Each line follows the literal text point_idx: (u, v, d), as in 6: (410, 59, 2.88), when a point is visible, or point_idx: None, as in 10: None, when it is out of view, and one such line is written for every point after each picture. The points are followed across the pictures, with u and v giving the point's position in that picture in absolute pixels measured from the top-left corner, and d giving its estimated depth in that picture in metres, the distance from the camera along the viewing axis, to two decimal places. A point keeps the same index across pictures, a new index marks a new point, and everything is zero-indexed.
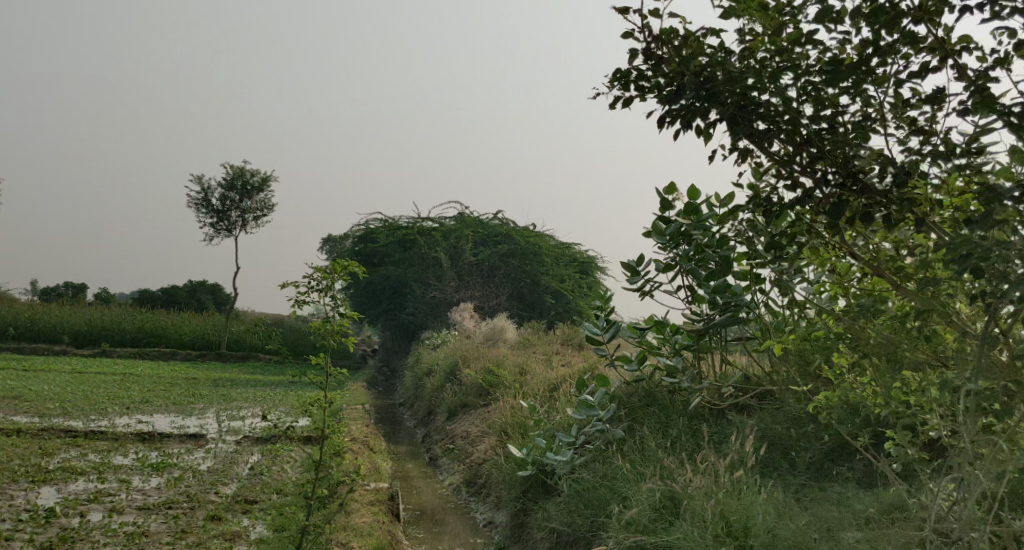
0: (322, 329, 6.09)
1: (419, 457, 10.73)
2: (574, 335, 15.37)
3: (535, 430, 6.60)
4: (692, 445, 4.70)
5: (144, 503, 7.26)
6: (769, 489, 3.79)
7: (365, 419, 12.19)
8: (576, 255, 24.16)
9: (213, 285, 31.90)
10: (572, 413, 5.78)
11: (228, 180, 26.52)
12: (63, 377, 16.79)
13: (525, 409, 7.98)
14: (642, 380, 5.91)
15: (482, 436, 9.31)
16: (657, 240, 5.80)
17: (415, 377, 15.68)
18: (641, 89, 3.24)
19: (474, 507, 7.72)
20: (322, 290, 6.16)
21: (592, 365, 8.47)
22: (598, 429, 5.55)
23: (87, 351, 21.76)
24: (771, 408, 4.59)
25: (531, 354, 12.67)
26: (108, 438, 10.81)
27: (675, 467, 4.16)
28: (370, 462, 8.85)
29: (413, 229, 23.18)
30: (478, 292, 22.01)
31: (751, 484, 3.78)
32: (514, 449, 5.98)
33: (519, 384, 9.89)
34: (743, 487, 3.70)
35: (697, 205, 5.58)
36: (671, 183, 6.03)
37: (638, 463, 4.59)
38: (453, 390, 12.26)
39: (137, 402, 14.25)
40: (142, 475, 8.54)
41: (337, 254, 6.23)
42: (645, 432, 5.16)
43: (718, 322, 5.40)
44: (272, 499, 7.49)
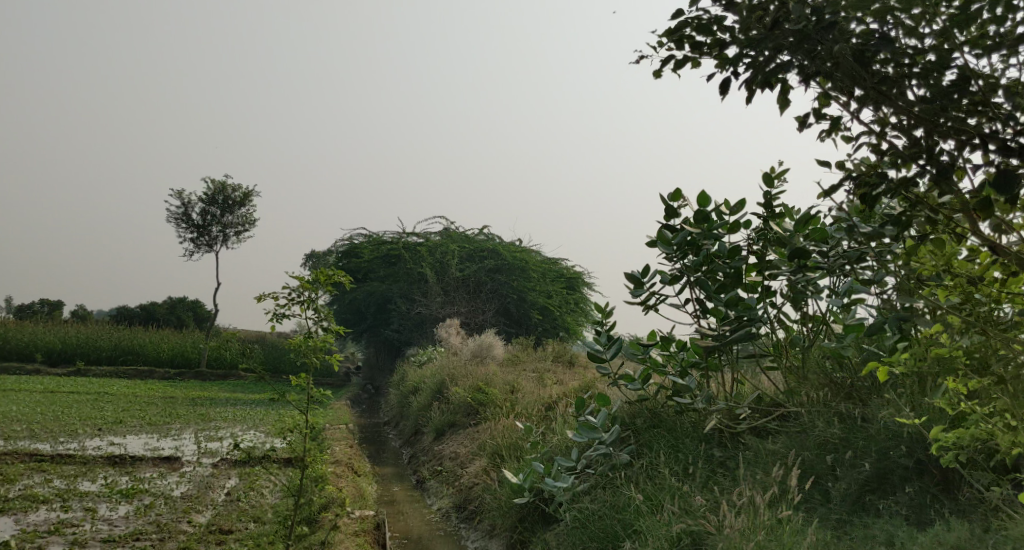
0: (302, 345, 5.67)
1: (406, 480, 10.27)
2: (564, 351, 14.98)
3: (531, 454, 6.15)
4: (709, 474, 4.25)
5: (110, 534, 6.79)
6: (808, 527, 3.34)
7: (349, 440, 11.74)
8: (564, 270, 23.76)
9: (194, 302, 31.38)
10: (572, 436, 5.34)
11: (210, 194, 25.99)
12: (34, 397, 16.25)
13: (518, 431, 7.54)
14: (646, 399, 5.47)
15: (471, 458, 8.87)
16: (663, 250, 5.37)
17: (401, 395, 15.21)
18: (697, 50, 2.91)
19: (464, 535, 7.26)
20: (304, 303, 5.76)
21: (589, 383, 8.04)
22: (601, 453, 5.11)
23: (61, 369, 21.15)
24: (796, 430, 4.14)
25: (521, 372, 12.25)
26: (77, 462, 10.31)
27: (697, 501, 3.72)
28: (353, 486, 8.38)
29: (398, 244, 22.78)
30: (464, 307, 21.56)
31: (784, 522, 3.34)
32: (509, 476, 5.54)
33: (510, 403, 9.45)
34: (778, 525, 3.26)
35: (707, 213, 5.19)
36: (677, 189, 5.66)
37: (650, 494, 4.15)
38: (440, 409, 11.82)
39: (110, 423, 13.72)
40: (110, 502, 8.05)
41: (321, 263, 5.85)
42: (654, 459, 4.72)
43: (731, 336, 4.95)
44: (249, 529, 7.01)
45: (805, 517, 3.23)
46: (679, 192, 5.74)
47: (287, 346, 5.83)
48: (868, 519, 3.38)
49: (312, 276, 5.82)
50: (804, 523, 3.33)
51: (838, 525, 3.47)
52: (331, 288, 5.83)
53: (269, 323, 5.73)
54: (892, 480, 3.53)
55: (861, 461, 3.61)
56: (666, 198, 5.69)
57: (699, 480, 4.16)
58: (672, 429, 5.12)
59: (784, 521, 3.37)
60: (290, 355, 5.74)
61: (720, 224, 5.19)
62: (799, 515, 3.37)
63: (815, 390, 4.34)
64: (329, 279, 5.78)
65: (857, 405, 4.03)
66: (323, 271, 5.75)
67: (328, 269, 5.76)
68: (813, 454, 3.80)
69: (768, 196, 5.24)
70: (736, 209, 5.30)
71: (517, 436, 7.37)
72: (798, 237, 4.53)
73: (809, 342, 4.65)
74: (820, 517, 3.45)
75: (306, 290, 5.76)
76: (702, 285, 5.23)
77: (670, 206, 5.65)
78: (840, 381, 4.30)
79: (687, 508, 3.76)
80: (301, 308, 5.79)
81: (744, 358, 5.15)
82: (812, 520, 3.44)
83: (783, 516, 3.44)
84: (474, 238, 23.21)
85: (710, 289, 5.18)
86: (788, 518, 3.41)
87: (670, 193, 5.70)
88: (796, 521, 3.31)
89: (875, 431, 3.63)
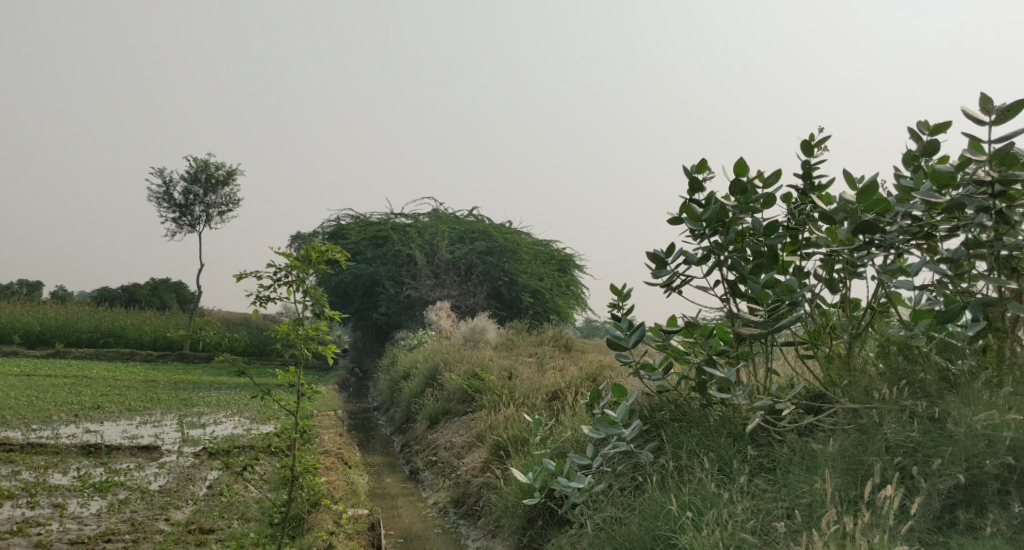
0: (290, 334, 5.13)
1: (398, 471, 9.77)
2: (560, 335, 14.48)
3: (540, 450, 5.63)
4: (754, 476, 3.76)
5: (79, 535, 6.24)
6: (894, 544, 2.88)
7: (338, 427, 11.22)
8: (556, 252, 23.19)
9: (178, 283, 30.67)
10: (588, 431, 4.74)
11: (192, 173, 25.25)
12: (8, 381, 15.67)
13: (522, 421, 7.05)
14: (667, 390, 4.95)
15: (471, 448, 8.40)
16: (691, 227, 4.62)
17: (391, 380, 14.68)
18: None
19: (465, 532, 6.78)
20: (292, 284, 5.25)
21: (596, 370, 7.54)
22: (621, 451, 4.50)
23: (39, 352, 20.48)
24: (858, 428, 3.65)
25: (518, 357, 11.75)
26: (49, 452, 9.79)
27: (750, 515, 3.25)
28: (344, 480, 7.85)
29: (386, 226, 22.27)
30: (454, 291, 21.02)
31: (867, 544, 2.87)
32: (517, 474, 4.98)
33: (508, 390, 8.96)
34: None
35: (744, 185, 4.45)
36: (702, 159, 4.95)
37: (691, 496, 3.66)
38: (433, 395, 11.31)
39: (87, 409, 13.13)
40: (82, 498, 7.54)
41: (312, 238, 5.33)
42: (686, 457, 4.22)
43: (770, 329, 4.38)
44: (231, 527, 6.46)
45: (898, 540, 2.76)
46: (706, 161, 5.01)
47: (272, 334, 5.29)
48: (962, 541, 2.92)
49: (301, 252, 5.30)
50: (891, 544, 2.87)
51: (925, 547, 3.01)
52: (324, 266, 5.32)
53: (252, 307, 5.21)
54: (989, 493, 3.08)
55: (954, 470, 3.14)
56: (691, 169, 4.97)
57: (744, 485, 3.67)
58: (698, 423, 4.59)
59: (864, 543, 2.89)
60: (276, 345, 5.21)
61: (759, 196, 4.47)
62: (885, 537, 2.90)
63: (872, 382, 3.87)
64: (322, 256, 5.26)
65: (933, 403, 3.56)
66: (313, 246, 5.23)
67: (319, 245, 5.24)
68: (884, 459, 3.32)
69: (807, 165, 4.46)
70: (771, 181, 4.53)
71: (521, 430, 6.83)
72: (863, 210, 3.91)
73: (853, 324, 4.15)
74: (906, 529, 3.03)
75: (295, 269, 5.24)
76: (735, 267, 4.51)
77: (694, 177, 4.92)
78: (906, 374, 3.82)
79: (743, 523, 3.26)
80: (290, 288, 5.27)
81: (777, 345, 4.61)
82: (896, 535, 2.98)
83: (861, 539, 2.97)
84: (464, 220, 22.65)
85: (746, 271, 4.48)
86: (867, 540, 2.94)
87: (694, 164, 4.99)
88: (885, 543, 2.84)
89: (961, 437, 3.18)
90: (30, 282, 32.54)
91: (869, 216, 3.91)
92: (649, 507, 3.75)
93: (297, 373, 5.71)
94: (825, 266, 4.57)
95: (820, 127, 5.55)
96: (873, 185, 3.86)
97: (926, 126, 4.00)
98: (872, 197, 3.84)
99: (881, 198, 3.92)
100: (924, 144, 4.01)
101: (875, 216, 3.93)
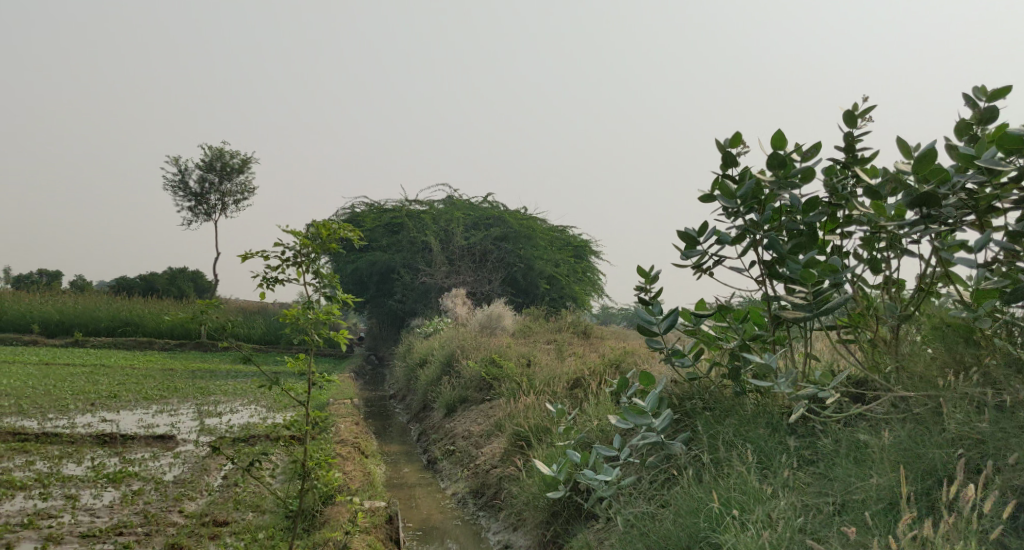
0: (299, 318, 4.92)
1: (415, 459, 9.60)
2: (577, 321, 14.25)
3: (563, 440, 5.41)
4: (799, 468, 3.54)
5: (91, 528, 6.09)
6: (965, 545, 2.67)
7: (353, 415, 11.05)
8: (572, 238, 22.91)
9: (194, 272, 30.58)
10: (615, 420, 4.48)
11: (207, 161, 25.12)
12: (26, 369, 15.64)
13: (543, 410, 6.84)
14: (697, 377, 4.70)
15: (490, 437, 8.21)
16: (725, 204, 4.36)
17: (406, 367, 14.50)
18: None
19: (485, 524, 6.59)
20: (302, 264, 5.05)
21: (617, 356, 7.31)
22: (650, 442, 4.24)
23: (58, 341, 20.48)
24: (912, 417, 3.42)
25: (536, 344, 11.55)
26: (64, 442, 9.68)
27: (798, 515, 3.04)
28: (361, 469, 7.66)
29: (401, 212, 22.05)
30: (470, 277, 20.82)
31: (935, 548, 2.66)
32: (540, 466, 4.77)
33: (526, 378, 8.74)
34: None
35: (783, 158, 4.18)
36: (737, 133, 4.68)
37: (730, 489, 3.45)
38: (450, 383, 11.13)
39: (104, 398, 13.04)
40: (95, 489, 7.39)
41: (322, 216, 5.12)
42: (723, 449, 4.00)
43: (812, 312, 4.10)
44: (246, 520, 6.29)
45: (974, 542, 2.55)
46: (740, 134, 4.74)
47: (283, 319, 5.09)
48: None
49: (312, 232, 5.10)
50: (962, 545, 2.65)
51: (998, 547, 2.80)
52: (336, 245, 5.11)
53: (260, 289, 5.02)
54: None
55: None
56: (724, 142, 4.71)
57: (789, 478, 3.45)
58: (732, 412, 4.36)
59: (933, 546, 2.69)
60: (286, 330, 5.00)
61: (799, 170, 4.20)
62: (954, 540, 2.69)
63: (927, 367, 3.64)
64: (332, 236, 5.05)
65: (997, 391, 3.32)
66: (323, 225, 5.02)
67: (329, 223, 5.03)
68: (947, 452, 3.10)
69: (850, 136, 4.19)
70: (810, 154, 4.26)
71: (543, 420, 6.60)
72: (924, 181, 3.69)
73: (901, 306, 3.91)
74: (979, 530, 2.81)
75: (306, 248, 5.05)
76: (772, 246, 4.25)
77: (728, 152, 4.64)
78: (966, 360, 3.57)
79: (793, 522, 3.05)
80: (299, 268, 5.08)
81: (816, 329, 4.36)
82: (966, 536, 2.76)
83: (926, 542, 2.76)
84: (479, 206, 22.40)
85: (784, 250, 4.22)
86: (932, 544, 2.73)
87: (728, 137, 4.72)
88: (956, 544, 2.63)
89: None
90: (49, 271, 32.64)
91: (928, 187, 3.70)
92: (685, 503, 3.54)
93: (308, 360, 5.47)
94: (867, 245, 4.32)
95: (862, 99, 5.24)
96: (932, 152, 3.63)
97: (981, 92, 3.81)
98: (930, 164, 3.61)
99: (938, 166, 3.71)
100: (979, 111, 3.81)
101: (932, 187, 3.72)
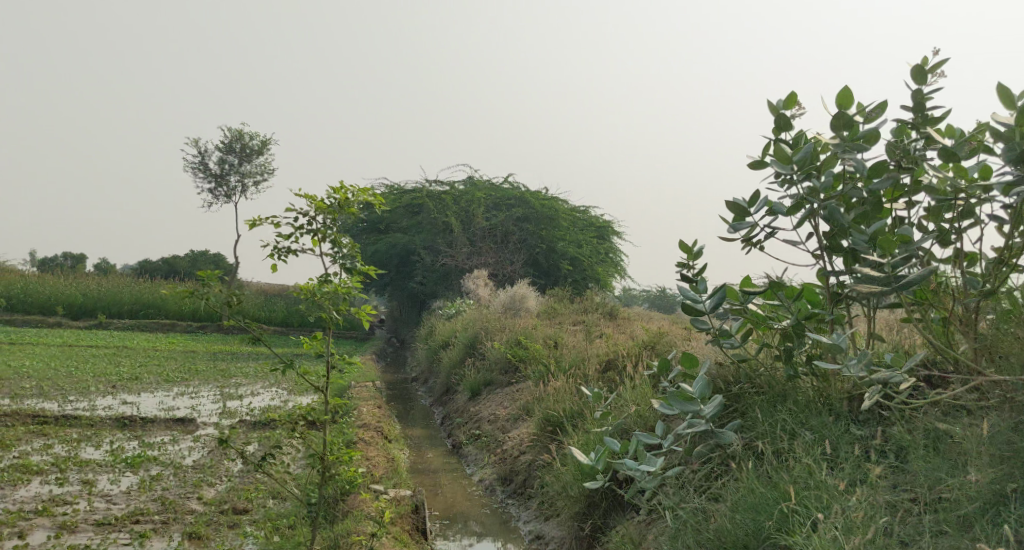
0: (316, 292, 4.62)
1: (438, 443, 9.36)
2: (602, 302, 13.92)
3: (599, 426, 5.11)
4: (870, 462, 3.24)
5: (107, 515, 5.88)
6: None
7: (375, 398, 10.81)
8: (594, 219, 22.51)
9: (215, 254, 30.42)
10: (660, 406, 4.15)
11: (226, 143, 24.92)
12: (48, 351, 15.55)
13: (573, 394, 6.54)
14: (744, 360, 4.37)
15: (517, 421, 7.94)
16: (781, 170, 4.01)
17: (429, 349, 14.22)
18: None
19: (514, 512, 6.31)
20: (319, 234, 4.79)
21: (650, 337, 7.00)
22: (698, 431, 3.91)
23: (81, 323, 20.42)
24: (1001, 410, 3.11)
25: (561, 325, 11.24)
26: (83, 425, 9.51)
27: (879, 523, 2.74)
28: (384, 455, 7.40)
29: (422, 193, 21.74)
30: (492, 259, 20.50)
31: None
32: (577, 455, 4.46)
33: (554, 360, 8.44)
34: None
35: (847, 119, 3.81)
36: (792, 94, 4.32)
37: (794, 484, 3.15)
38: (474, 365, 10.86)
39: (125, 379, 12.89)
40: (113, 474, 7.19)
41: (340, 181, 4.93)
42: (779, 437, 3.69)
43: (880, 284, 3.63)
44: (267, 507, 6.05)
45: None
46: (794, 97, 4.39)
47: (299, 295, 4.79)
48: None
49: (329, 197, 4.86)
50: None
51: None
52: (355, 212, 4.87)
53: (275, 259, 4.78)
54: None
55: None
56: (777, 106, 4.36)
57: (860, 473, 3.16)
58: (786, 397, 4.04)
59: None
60: (301, 306, 4.70)
61: (865, 133, 3.83)
62: None
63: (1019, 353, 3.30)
64: (351, 200, 4.83)
65: None
66: (341, 188, 4.81)
67: (347, 187, 4.82)
68: None
69: (919, 94, 3.82)
70: (875, 114, 3.90)
71: (576, 406, 6.29)
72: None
73: (983, 280, 3.57)
74: None
75: (323, 214, 4.81)
76: (834, 216, 3.88)
77: (783, 114, 4.30)
78: None
79: (873, 527, 2.75)
80: (315, 238, 4.81)
81: (879, 309, 3.99)
82: None
83: None
84: (500, 186, 22.07)
85: (847, 221, 3.84)
86: None
87: (781, 100, 4.37)
88: None
89: None
90: (74, 255, 32.70)
91: None
92: (745, 499, 3.24)
93: (327, 340, 5.14)
94: (936, 214, 3.96)
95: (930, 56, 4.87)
96: None
97: None
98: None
99: None
100: None
101: None
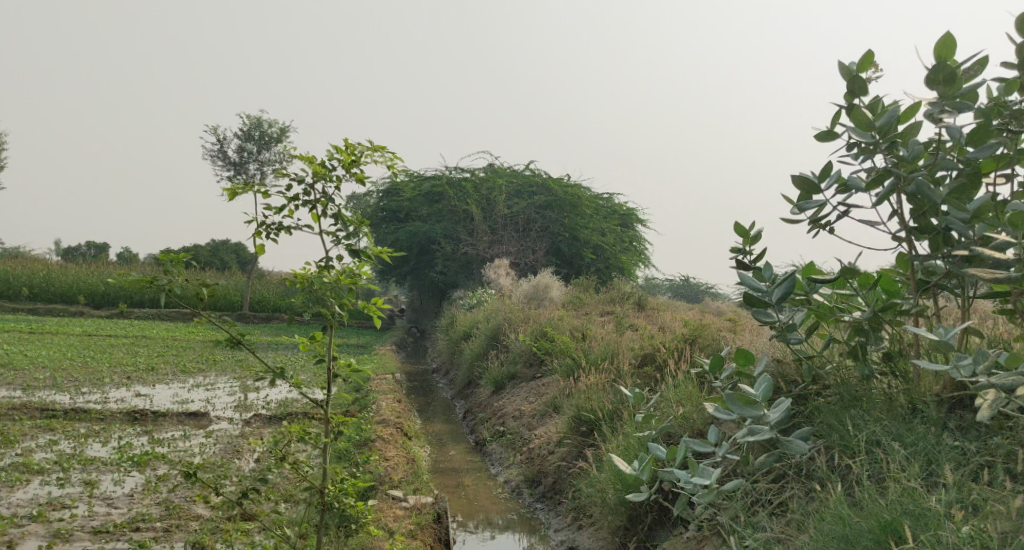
0: (315, 280, 4.13)
1: (461, 439, 8.91)
2: (629, 292, 13.38)
3: (642, 428, 4.65)
4: (980, 485, 2.84)
5: (105, 522, 5.42)
6: None
7: (395, 392, 10.35)
8: (618, 206, 21.94)
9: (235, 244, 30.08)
10: (717, 409, 3.61)
11: (244, 130, 24.56)
12: (65, 341, 15.26)
13: (607, 391, 6.06)
14: (808, 357, 3.83)
15: (544, 417, 7.47)
16: (860, 138, 3.49)
17: (449, 341, 13.75)
18: None
19: (543, 518, 5.82)
20: (317, 204, 4.31)
21: (689, 330, 6.51)
22: (762, 439, 3.39)
23: (103, 312, 20.15)
24: None
25: (588, 316, 10.73)
26: (93, 419, 9.12)
27: None
28: (404, 454, 6.92)
29: (442, 180, 21.24)
30: (514, 248, 19.87)
31: None
32: (618, 464, 3.93)
33: (583, 353, 7.95)
34: None
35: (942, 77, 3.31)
36: (867, 54, 3.80)
37: (887, 511, 2.80)
38: (497, 358, 10.38)
39: (140, 370, 12.52)
40: (117, 474, 6.77)
41: (344, 138, 4.45)
42: (862, 450, 3.27)
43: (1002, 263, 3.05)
44: (278, 512, 5.59)
45: None
46: (869, 58, 3.87)
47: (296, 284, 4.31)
48: None
49: (329, 159, 4.39)
50: None
51: None
52: (361, 176, 4.39)
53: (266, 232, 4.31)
54: None
55: None
56: (850, 68, 3.84)
57: (963, 499, 2.78)
58: (864, 401, 3.56)
59: None
60: (298, 297, 4.23)
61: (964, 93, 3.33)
62: None
63: None
64: (357, 162, 4.35)
65: None
66: (346, 147, 4.33)
67: (352, 146, 4.34)
68: None
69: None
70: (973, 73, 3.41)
71: (612, 405, 5.79)
72: None
73: None
74: None
75: (323, 180, 4.33)
76: (923, 192, 3.37)
77: (856, 77, 3.78)
78: None
79: None
80: (314, 211, 4.33)
81: (973, 299, 3.49)
82: None
83: None
84: (521, 173, 21.55)
85: (939, 197, 3.34)
86: None
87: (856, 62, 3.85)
88: None
89: None
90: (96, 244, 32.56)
91: None
92: (830, 528, 2.89)
93: (325, 342, 4.57)
94: None
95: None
96: None
97: None
98: None
99: None
100: None
101: None
